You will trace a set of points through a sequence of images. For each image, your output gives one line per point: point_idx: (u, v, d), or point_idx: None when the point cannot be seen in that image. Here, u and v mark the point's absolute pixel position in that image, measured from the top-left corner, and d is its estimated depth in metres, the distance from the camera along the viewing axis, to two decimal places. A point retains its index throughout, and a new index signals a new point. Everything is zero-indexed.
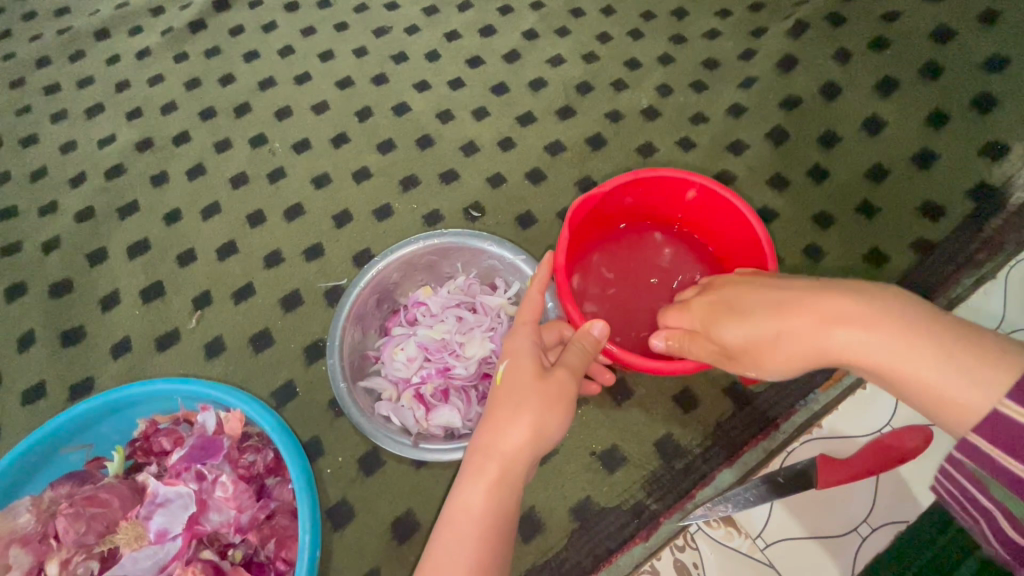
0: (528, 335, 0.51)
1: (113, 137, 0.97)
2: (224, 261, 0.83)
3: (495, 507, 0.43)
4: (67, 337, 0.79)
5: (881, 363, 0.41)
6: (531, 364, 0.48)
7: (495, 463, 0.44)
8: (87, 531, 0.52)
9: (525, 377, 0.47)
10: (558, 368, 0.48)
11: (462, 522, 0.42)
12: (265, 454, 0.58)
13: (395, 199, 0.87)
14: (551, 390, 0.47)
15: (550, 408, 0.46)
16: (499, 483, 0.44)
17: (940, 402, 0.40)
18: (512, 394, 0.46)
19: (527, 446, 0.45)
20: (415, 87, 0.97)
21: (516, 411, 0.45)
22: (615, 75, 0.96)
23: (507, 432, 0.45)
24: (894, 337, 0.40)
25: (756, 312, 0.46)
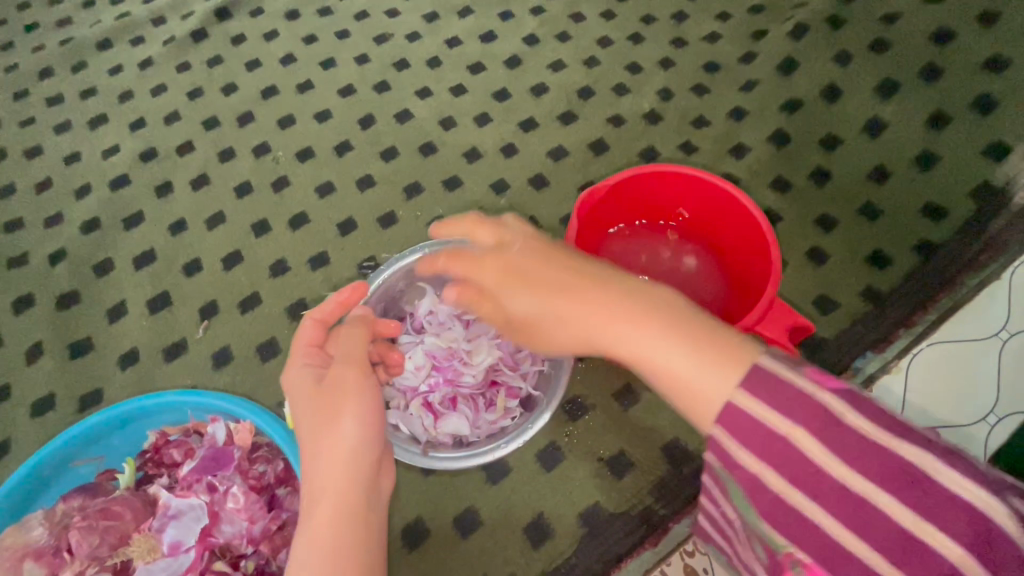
0: (309, 366, 0.54)
1: (118, 148, 0.97)
2: (230, 271, 0.83)
3: (339, 518, 0.47)
4: (74, 349, 0.79)
5: (647, 344, 0.43)
6: (312, 390, 0.52)
7: (320, 487, 0.47)
8: (100, 543, 0.52)
9: (303, 391, 0.53)
10: (329, 382, 0.52)
11: (321, 538, 0.46)
12: (276, 464, 0.58)
13: (399, 207, 0.87)
14: (333, 403, 0.51)
15: (337, 422, 0.50)
16: (341, 497, 0.48)
17: (681, 384, 0.42)
18: (325, 425, 0.50)
19: (356, 446, 0.49)
20: (417, 94, 0.98)
21: (332, 421, 0.50)
22: (617, 79, 0.96)
23: (326, 458, 0.48)
24: (637, 321, 0.44)
25: (586, 278, 0.48)
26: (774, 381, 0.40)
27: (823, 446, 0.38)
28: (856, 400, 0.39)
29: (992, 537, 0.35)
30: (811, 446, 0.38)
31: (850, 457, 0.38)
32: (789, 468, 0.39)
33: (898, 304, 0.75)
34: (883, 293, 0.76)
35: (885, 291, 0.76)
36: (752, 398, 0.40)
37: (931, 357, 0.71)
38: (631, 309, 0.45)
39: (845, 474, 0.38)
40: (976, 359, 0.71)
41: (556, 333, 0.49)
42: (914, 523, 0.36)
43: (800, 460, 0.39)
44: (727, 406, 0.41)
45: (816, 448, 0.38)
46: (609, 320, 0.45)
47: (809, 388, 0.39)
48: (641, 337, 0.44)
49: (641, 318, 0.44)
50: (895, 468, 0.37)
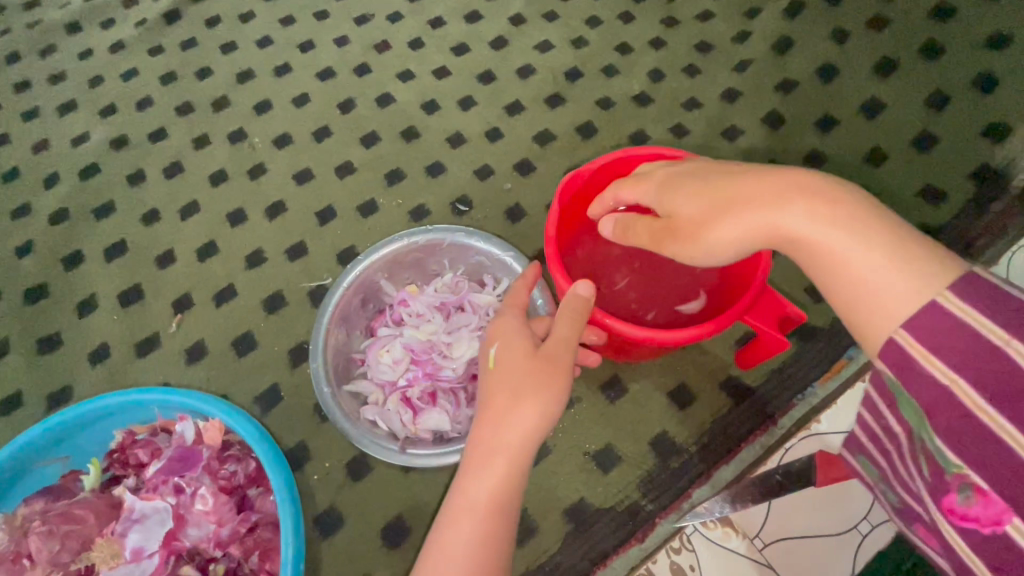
0: (515, 316, 0.49)
1: (88, 135, 0.93)
2: (204, 263, 0.80)
3: (498, 505, 0.42)
4: (43, 345, 0.76)
5: (813, 232, 0.37)
6: (523, 343, 0.46)
7: (503, 459, 0.42)
8: (61, 549, 0.50)
9: (514, 358, 0.45)
10: (549, 342, 0.45)
11: (465, 516, 0.41)
12: (246, 464, 0.56)
13: (380, 194, 0.84)
14: (545, 365, 0.44)
15: (548, 383, 0.43)
16: (507, 481, 0.42)
17: (870, 296, 0.36)
18: (508, 379, 0.44)
19: (532, 433, 0.43)
20: (399, 77, 0.94)
21: (518, 400, 0.43)
22: (606, 60, 0.93)
23: (506, 422, 0.43)
24: (828, 217, 0.37)
25: (762, 173, 0.40)
26: (951, 312, 0.33)
27: (983, 387, 0.33)
28: (992, 300, 0.33)
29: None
30: (962, 382, 0.33)
31: (1009, 403, 0.32)
32: (926, 399, 0.35)
33: None
34: None
35: None
36: (922, 324, 0.34)
37: None
38: (811, 206, 0.38)
39: (994, 417, 0.32)
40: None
41: (721, 237, 0.40)
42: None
43: (936, 395, 0.34)
44: (916, 319, 0.34)
45: (958, 384, 0.33)
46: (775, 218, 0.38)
47: (985, 313, 0.33)
48: (811, 234, 0.37)
49: (862, 224, 0.36)
50: (1016, 388, 0.32)
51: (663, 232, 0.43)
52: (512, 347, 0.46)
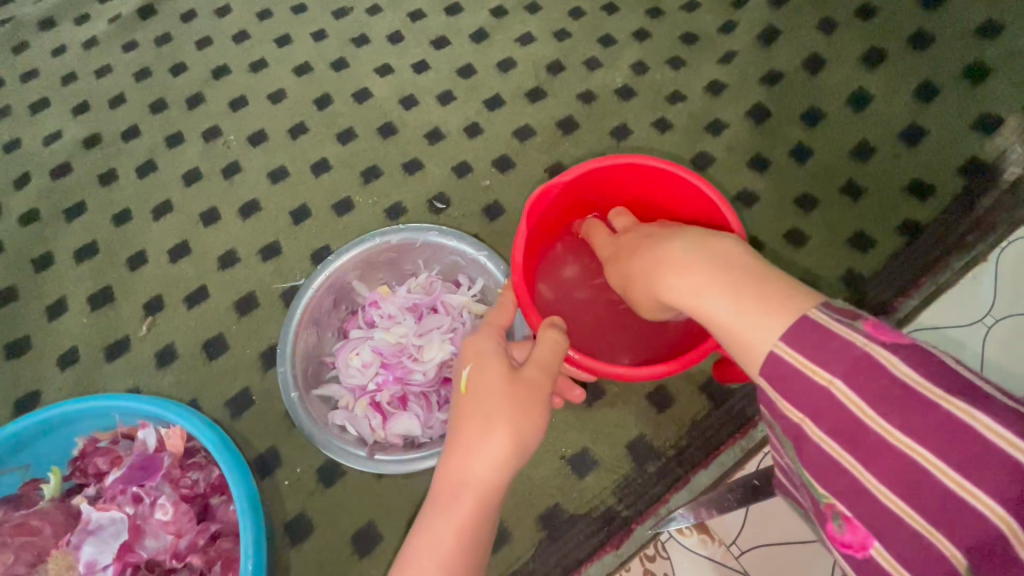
0: (491, 336, 0.47)
1: (60, 134, 0.91)
2: (176, 264, 0.79)
3: (465, 549, 0.38)
4: (11, 348, 0.75)
5: (673, 289, 0.39)
6: (499, 366, 0.44)
7: (472, 499, 0.39)
8: (15, 561, 0.48)
9: (494, 382, 0.42)
10: (527, 367, 0.43)
11: (424, 560, 0.38)
12: (209, 472, 0.55)
13: (356, 192, 0.82)
14: (522, 393, 0.42)
15: (524, 414, 0.41)
16: (472, 522, 0.39)
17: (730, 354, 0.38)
18: (481, 405, 0.41)
19: (503, 464, 0.40)
20: (376, 72, 0.92)
21: (488, 429, 0.40)
22: (588, 53, 0.91)
23: (477, 453, 0.40)
24: (682, 270, 0.39)
25: (650, 240, 0.45)
26: (789, 360, 0.34)
27: (826, 425, 0.35)
28: (825, 348, 0.34)
29: (981, 530, 0.31)
30: (812, 423, 0.35)
31: (848, 439, 0.34)
32: (791, 435, 0.37)
33: (877, 289, 0.71)
34: (863, 277, 0.72)
35: (866, 276, 0.72)
36: (775, 381, 0.36)
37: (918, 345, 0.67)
38: (666, 264, 0.40)
39: (839, 452, 0.34)
40: (960, 347, 0.67)
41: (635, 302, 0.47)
42: (907, 512, 0.33)
43: (796, 433, 0.37)
44: (766, 370, 0.36)
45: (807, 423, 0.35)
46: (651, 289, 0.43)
47: (815, 359, 0.34)
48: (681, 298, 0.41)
49: (710, 282, 0.38)
50: (851, 431, 0.34)
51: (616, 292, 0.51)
52: (486, 369, 0.44)
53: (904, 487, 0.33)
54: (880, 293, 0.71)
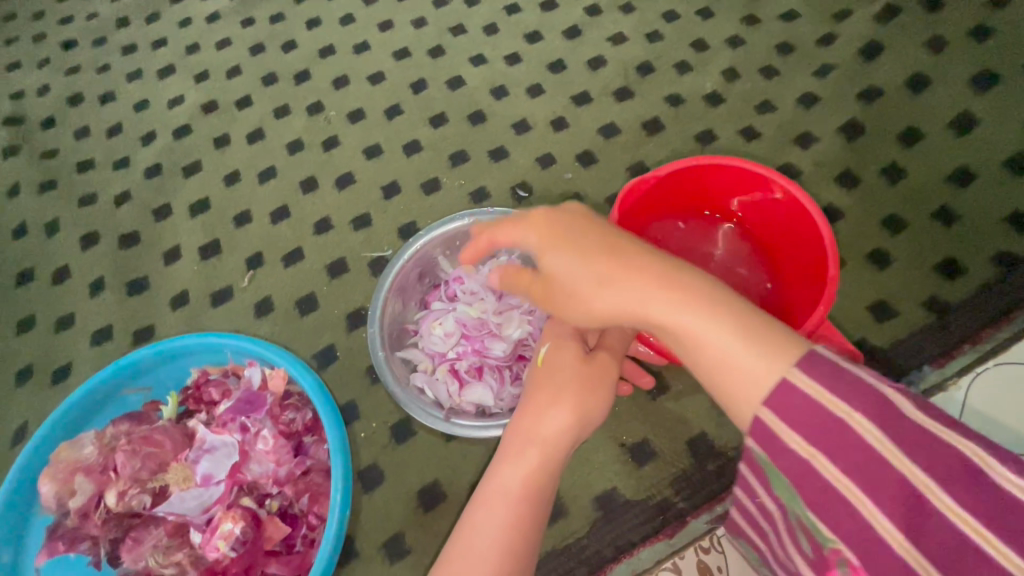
0: None
1: (182, 98, 1.01)
2: (277, 225, 0.86)
3: (531, 493, 0.43)
4: (132, 287, 0.84)
5: (670, 315, 0.39)
6: (574, 346, 0.48)
7: (536, 449, 0.43)
8: (141, 467, 0.56)
9: (568, 359, 0.47)
10: (600, 351, 0.48)
11: (493, 501, 0.42)
12: (305, 413, 0.60)
13: (443, 174, 0.87)
14: (593, 373, 0.46)
15: (592, 392, 0.45)
16: (539, 470, 0.43)
17: (734, 382, 0.37)
18: (554, 379, 0.46)
19: (568, 432, 0.44)
20: (471, 61, 0.96)
21: (555, 400, 0.45)
22: (680, 56, 0.92)
23: (547, 416, 0.44)
24: (699, 312, 0.38)
25: (601, 265, 0.42)
26: (804, 389, 0.34)
27: (919, 459, 0.32)
28: (859, 387, 0.33)
29: None
30: (819, 454, 0.34)
31: (945, 477, 0.31)
32: (793, 471, 0.36)
33: (963, 318, 0.69)
34: (949, 304, 0.70)
35: (952, 303, 0.70)
36: (780, 403, 0.35)
37: (993, 384, 0.65)
38: (672, 289, 0.39)
39: (932, 489, 0.31)
40: None
41: (604, 309, 0.42)
42: (1003, 550, 0.30)
43: (873, 465, 0.33)
44: (773, 397, 0.35)
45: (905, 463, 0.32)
46: (645, 304, 0.40)
47: (827, 388, 0.34)
48: (688, 329, 0.38)
49: (717, 316, 0.38)
50: (863, 463, 0.33)
51: (545, 289, 0.46)
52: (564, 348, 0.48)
53: (916, 529, 0.32)
54: (965, 323, 0.69)
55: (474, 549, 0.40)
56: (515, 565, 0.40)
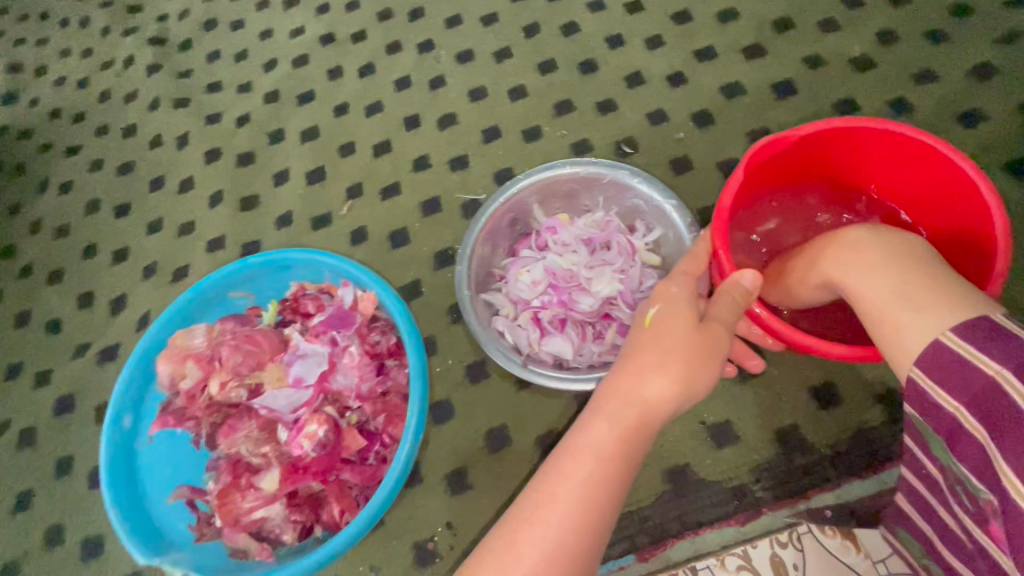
0: (686, 287, 0.47)
1: (303, 29, 1.04)
2: (378, 158, 0.88)
3: (625, 454, 0.41)
4: (245, 203, 0.89)
5: (854, 279, 0.43)
6: (688, 313, 0.44)
7: (636, 411, 0.41)
8: (243, 362, 0.60)
9: (678, 325, 0.43)
10: (713, 321, 0.44)
11: (584, 456, 0.41)
12: (389, 337, 0.62)
13: (546, 122, 0.84)
14: (705, 343, 0.43)
15: (701, 364, 0.42)
16: (635, 433, 0.41)
17: (888, 340, 0.41)
18: (661, 343, 0.43)
19: (671, 400, 0.42)
20: (589, 6, 0.91)
21: (661, 365, 0.42)
22: (828, 12, 0.82)
23: (648, 379, 0.42)
24: (863, 268, 0.43)
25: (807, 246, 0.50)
26: (908, 359, 0.39)
27: (983, 416, 0.36)
28: (926, 358, 0.38)
29: None
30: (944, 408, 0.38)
31: (1006, 434, 0.35)
32: (944, 430, 0.39)
33: None
34: None
35: None
36: (927, 359, 0.38)
37: None
38: (836, 258, 0.45)
39: (992, 447, 0.36)
40: None
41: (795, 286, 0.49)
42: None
43: (947, 422, 0.38)
44: (922, 356, 0.38)
45: (956, 408, 0.37)
46: (818, 271, 0.46)
47: (943, 352, 0.37)
48: (861, 289, 0.43)
49: (897, 277, 0.41)
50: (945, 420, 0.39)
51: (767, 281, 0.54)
52: (674, 313, 0.45)
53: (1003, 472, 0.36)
54: None
55: (557, 500, 0.40)
56: (596, 525, 0.39)
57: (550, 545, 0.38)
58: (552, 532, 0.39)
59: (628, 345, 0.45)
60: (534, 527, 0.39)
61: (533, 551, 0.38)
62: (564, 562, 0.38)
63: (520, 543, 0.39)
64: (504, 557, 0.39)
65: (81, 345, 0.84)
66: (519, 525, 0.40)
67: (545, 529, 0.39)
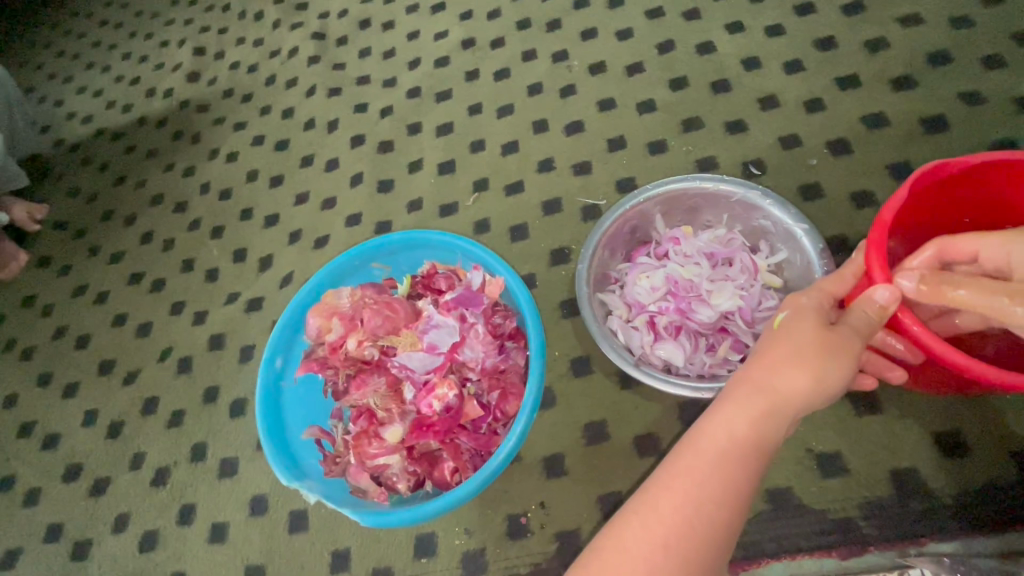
0: (813, 296, 0.48)
1: (446, 33, 1.13)
2: (505, 157, 0.94)
3: (760, 439, 0.43)
4: (381, 186, 0.99)
5: None
6: (815, 315, 0.46)
7: (769, 398, 0.43)
8: (382, 325, 0.67)
9: (806, 323, 0.45)
10: (841, 324, 0.45)
11: (719, 435, 0.43)
12: (511, 321, 0.68)
13: (673, 136, 0.86)
14: (835, 340, 0.44)
15: (833, 359, 0.43)
16: (768, 418, 0.43)
17: None
18: (792, 339, 0.45)
19: (807, 393, 0.43)
20: (727, 27, 0.92)
21: (796, 357, 0.44)
22: (992, 49, 0.79)
23: (782, 371, 0.44)
24: None
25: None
26: None
27: None
28: None
29: None
30: None
31: None
32: None
33: None
34: None
35: None
36: None
37: None
38: None
39: None
40: None
41: None
42: None
43: None
44: None
45: None
46: None
47: None
48: None
49: None
50: None
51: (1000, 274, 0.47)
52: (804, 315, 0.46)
53: None
54: None
55: (692, 474, 0.43)
56: (730, 501, 0.42)
57: (688, 513, 0.42)
58: (690, 501, 0.42)
59: (760, 342, 0.47)
60: (672, 494, 0.43)
61: (672, 515, 0.42)
62: (702, 528, 0.41)
63: (659, 503, 0.43)
64: (645, 519, 0.42)
65: (232, 293, 0.97)
66: (656, 492, 0.43)
67: (683, 495, 0.42)
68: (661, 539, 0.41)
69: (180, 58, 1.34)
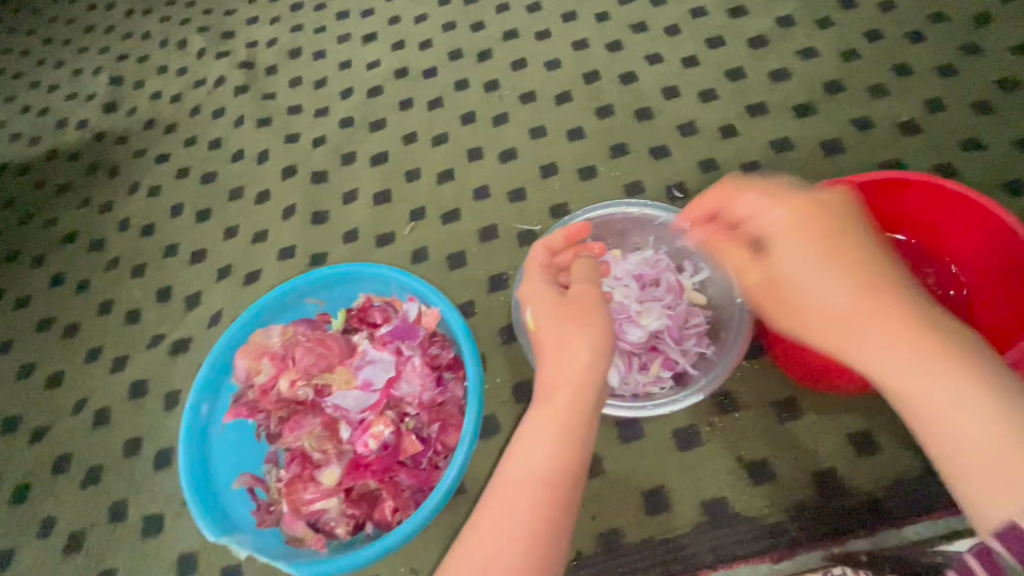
0: (542, 280, 0.59)
1: (379, 62, 1.13)
2: (441, 185, 0.94)
3: (566, 428, 0.48)
4: (315, 217, 0.97)
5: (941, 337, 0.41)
6: (551, 298, 0.57)
7: (565, 390, 0.49)
8: (314, 363, 0.65)
9: (548, 307, 0.56)
10: (571, 294, 0.56)
11: (527, 439, 0.48)
12: (448, 351, 0.68)
13: (602, 162, 0.89)
14: (578, 308, 0.54)
15: (588, 326, 0.53)
16: (568, 408, 0.49)
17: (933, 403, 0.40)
18: (555, 329, 0.53)
19: (588, 370, 0.50)
20: (647, 59, 0.98)
21: (566, 346, 0.52)
22: (877, 79, 0.88)
23: (563, 359, 0.51)
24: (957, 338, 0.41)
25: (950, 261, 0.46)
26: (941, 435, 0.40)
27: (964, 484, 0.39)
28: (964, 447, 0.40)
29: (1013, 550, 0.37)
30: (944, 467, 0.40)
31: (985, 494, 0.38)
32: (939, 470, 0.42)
33: None
34: None
35: None
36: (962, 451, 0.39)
37: None
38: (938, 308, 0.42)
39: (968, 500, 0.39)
40: None
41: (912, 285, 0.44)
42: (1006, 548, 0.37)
43: None
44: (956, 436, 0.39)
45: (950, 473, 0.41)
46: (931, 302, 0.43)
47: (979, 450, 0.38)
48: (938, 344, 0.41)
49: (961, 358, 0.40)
50: None
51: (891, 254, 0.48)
52: (546, 304, 0.56)
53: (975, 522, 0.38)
54: None
55: (506, 483, 0.46)
56: (545, 496, 0.44)
57: (508, 521, 0.43)
58: (509, 514, 0.44)
59: (540, 345, 0.55)
60: (493, 512, 0.44)
61: (493, 530, 0.43)
62: (522, 528, 0.43)
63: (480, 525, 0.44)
64: (470, 546, 0.43)
65: (156, 335, 0.92)
66: (479, 512, 0.45)
67: (503, 508, 0.44)
68: (484, 556, 0.42)
69: (95, 88, 1.27)
